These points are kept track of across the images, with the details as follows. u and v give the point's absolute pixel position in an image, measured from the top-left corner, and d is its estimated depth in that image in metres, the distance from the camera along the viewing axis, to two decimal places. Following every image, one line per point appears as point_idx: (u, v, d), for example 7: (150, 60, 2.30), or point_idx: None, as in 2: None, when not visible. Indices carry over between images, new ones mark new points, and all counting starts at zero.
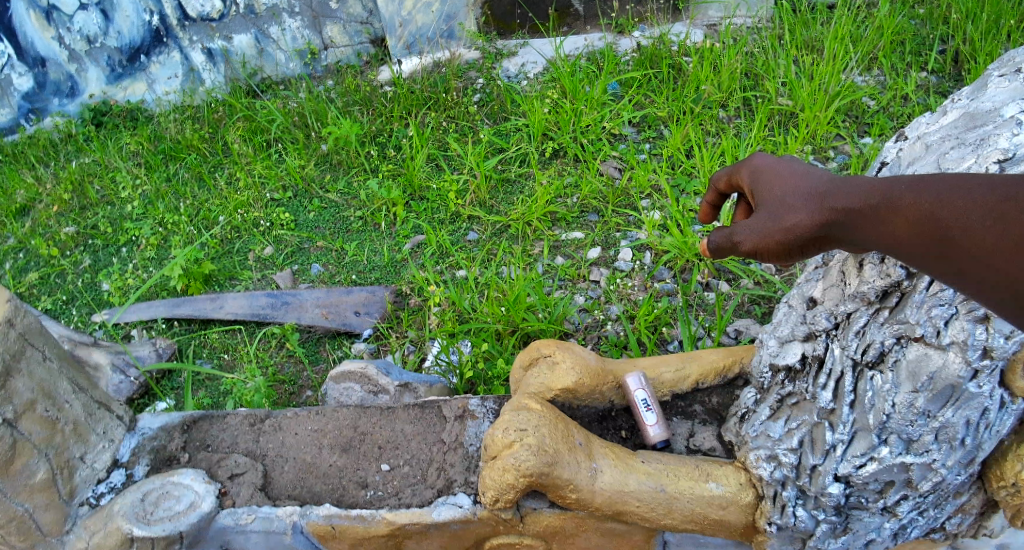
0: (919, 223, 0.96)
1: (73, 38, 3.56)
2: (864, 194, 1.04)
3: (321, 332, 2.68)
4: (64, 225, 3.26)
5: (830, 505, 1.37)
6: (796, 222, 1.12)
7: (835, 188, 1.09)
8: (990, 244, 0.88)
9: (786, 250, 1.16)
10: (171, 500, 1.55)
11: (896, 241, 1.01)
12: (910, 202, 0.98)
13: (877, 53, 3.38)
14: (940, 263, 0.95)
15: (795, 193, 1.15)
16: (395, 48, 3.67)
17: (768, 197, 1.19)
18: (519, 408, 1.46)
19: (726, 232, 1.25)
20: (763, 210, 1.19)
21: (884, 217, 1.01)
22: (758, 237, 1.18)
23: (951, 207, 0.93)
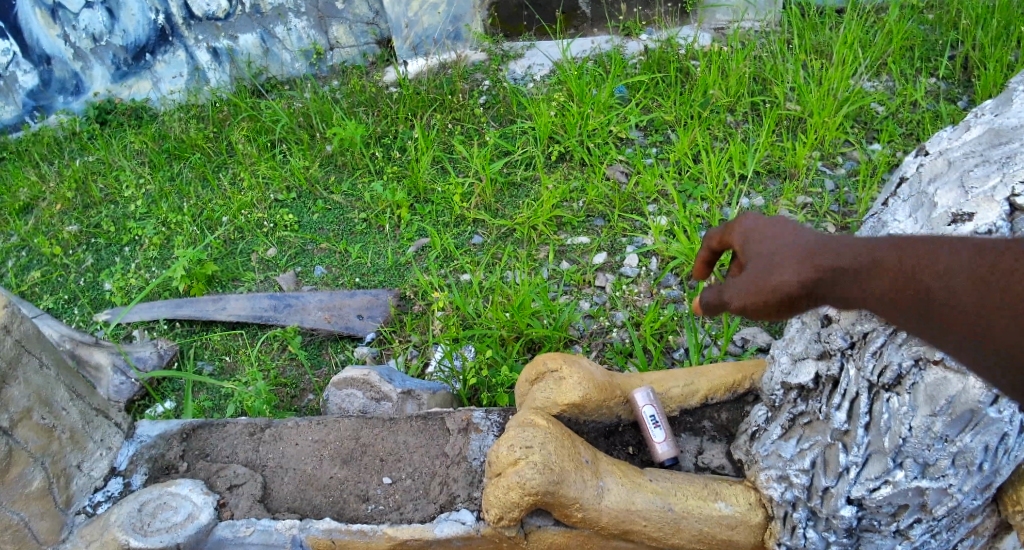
0: (901, 282, 1.00)
1: (78, 36, 3.54)
2: (849, 255, 1.08)
3: (323, 336, 2.65)
4: (67, 223, 3.23)
5: (842, 527, 1.33)
6: (782, 281, 1.16)
7: (816, 250, 1.13)
8: (965, 304, 0.92)
9: (775, 309, 1.20)
10: (169, 511, 1.52)
11: (881, 299, 1.04)
12: (892, 264, 1.02)
13: (887, 59, 3.34)
14: (921, 321, 0.99)
15: (781, 251, 1.18)
16: (401, 49, 3.65)
17: (756, 256, 1.23)
18: (524, 424, 1.43)
19: (717, 293, 1.30)
20: (750, 269, 1.23)
21: (867, 278, 1.05)
22: (745, 296, 1.22)
23: (932, 268, 0.96)
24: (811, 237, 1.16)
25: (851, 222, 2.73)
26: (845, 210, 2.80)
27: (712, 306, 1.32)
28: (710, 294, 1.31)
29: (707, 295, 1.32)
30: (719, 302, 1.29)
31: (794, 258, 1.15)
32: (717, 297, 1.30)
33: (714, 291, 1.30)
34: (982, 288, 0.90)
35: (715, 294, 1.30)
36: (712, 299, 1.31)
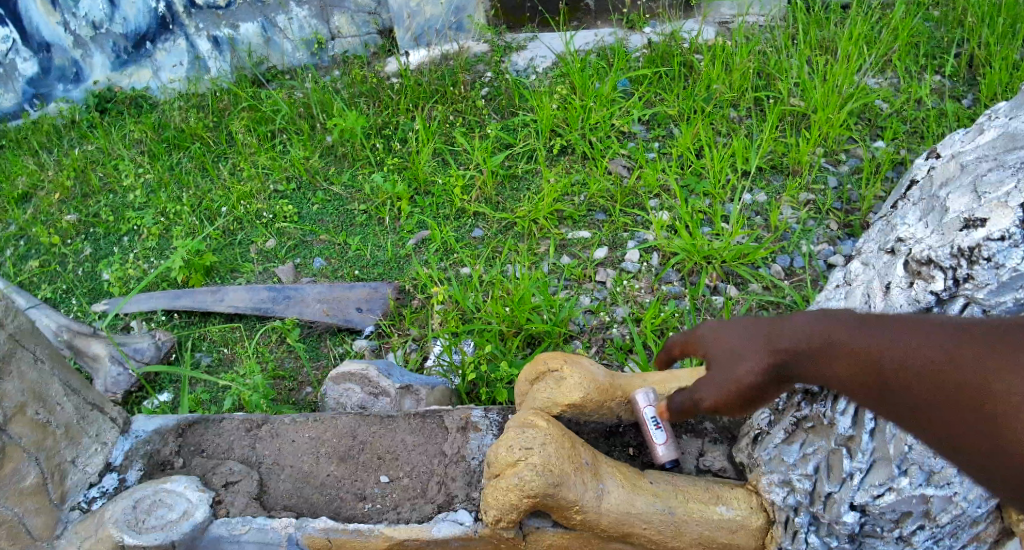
0: (857, 366, 1.13)
1: (79, 24, 3.50)
2: (806, 341, 1.19)
3: (322, 328, 2.63)
4: (66, 212, 3.20)
5: (844, 533, 1.34)
6: (748, 380, 1.25)
7: (774, 342, 1.22)
8: (921, 387, 1.05)
9: (743, 404, 1.30)
10: (164, 508, 1.50)
11: (841, 379, 1.16)
12: (846, 349, 1.14)
13: (891, 56, 3.30)
14: (877, 396, 1.13)
15: (738, 349, 1.27)
16: (403, 39, 3.60)
17: (715, 359, 1.31)
18: (524, 424, 1.41)
19: (683, 400, 1.39)
20: (711, 373, 1.32)
21: (826, 364, 1.17)
22: (716, 398, 1.31)
23: (895, 353, 1.08)
24: (761, 330, 1.25)
25: (854, 220, 2.71)
26: (848, 208, 2.78)
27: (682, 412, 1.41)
28: (679, 401, 1.40)
29: (676, 403, 1.41)
30: (686, 405, 1.39)
31: (752, 354, 1.25)
32: (684, 404, 1.39)
33: (679, 399, 1.40)
34: (933, 374, 1.03)
35: (680, 401, 1.40)
36: (680, 405, 1.40)
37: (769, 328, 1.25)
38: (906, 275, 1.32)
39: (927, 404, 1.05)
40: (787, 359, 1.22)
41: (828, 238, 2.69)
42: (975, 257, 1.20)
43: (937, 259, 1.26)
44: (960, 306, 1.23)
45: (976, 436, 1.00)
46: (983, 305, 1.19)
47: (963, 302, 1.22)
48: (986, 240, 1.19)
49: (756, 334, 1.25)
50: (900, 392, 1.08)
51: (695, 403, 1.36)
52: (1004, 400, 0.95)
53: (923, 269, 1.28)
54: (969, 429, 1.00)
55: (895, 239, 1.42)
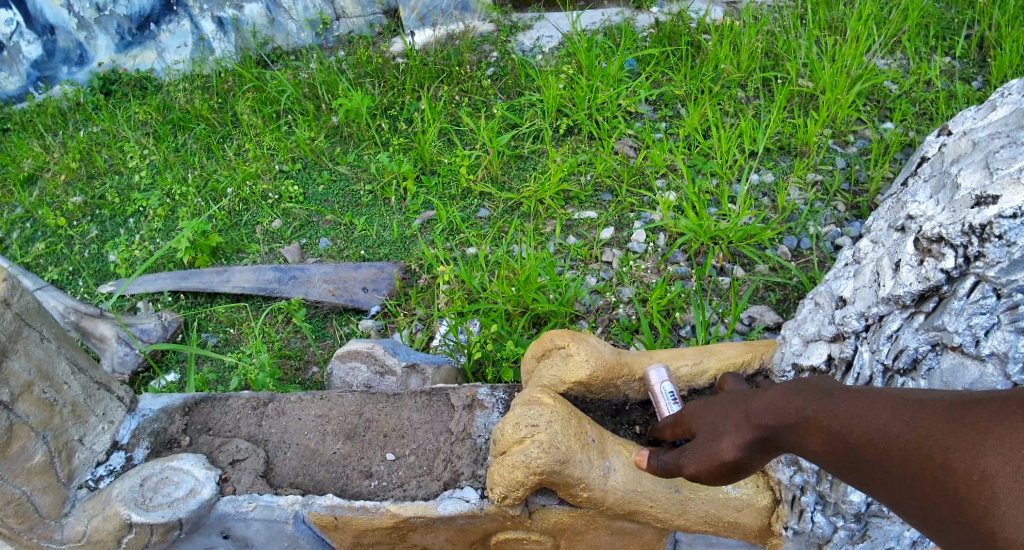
0: (835, 438, 1.09)
1: (82, 6, 3.46)
2: (783, 413, 1.16)
3: (328, 308, 2.63)
4: (72, 194, 3.20)
5: (851, 512, 1.33)
6: (731, 453, 1.20)
7: (753, 409, 1.20)
8: (898, 459, 1.00)
9: (725, 477, 1.24)
10: (171, 486, 1.51)
11: (820, 452, 1.12)
12: (821, 424, 1.11)
13: (902, 37, 3.26)
14: (857, 474, 1.07)
15: (723, 420, 1.24)
16: (408, 20, 3.57)
17: (699, 429, 1.28)
18: (530, 402, 1.40)
19: (665, 458, 1.32)
20: (695, 438, 1.27)
21: (808, 437, 1.13)
22: (699, 463, 1.24)
23: (865, 427, 1.05)
24: (744, 402, 1.24)
25: (862, 202, 2.68)
26: (856, 189, 2.76)
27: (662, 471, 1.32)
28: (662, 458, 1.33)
29: (658, 463, 1.33)
30: (669, 465, 1.31)
31: (735, 424, 1.21)
32: (665, 463, 1.32)
33: (663, 458, 1.33)
34: (909, 445, 0.98)
35: (663, 462, 1.33)
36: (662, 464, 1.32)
37: (752, 398, 1.23)
38: (916, 252, 1.31)
39: (903, 482, 0.99)
40: (767, 432, 1.18)
41: (836, 220, 2.66)
42: (986, 234, 1.18)
43: (948, 236, 1.24)
44: (970, 284, 1.20)
45: (948, 516, 0.92)
46: (994, 283, 1.17)
47: (974, 280, 1.20)
48: (997, 218, 1.17)
49: (737, 406, 1.24)
50: (879, 466, 1.02)
51: (678, 466, 1.29)
52: (976, 477, 0.89)
53: (934, 247, 1.27)
54: (942, 508, 0.93)
55: (905, 217, 1.41)
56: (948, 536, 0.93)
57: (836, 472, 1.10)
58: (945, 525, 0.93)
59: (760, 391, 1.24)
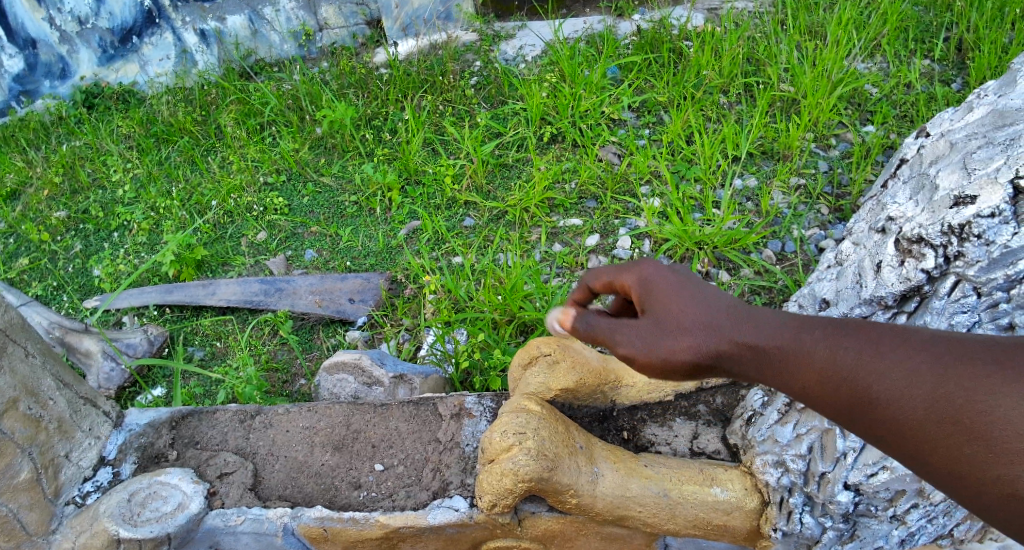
0: (833, 377, 1.00)
1: (64, 19, 3.46)
2: (775, 338, 1.07)
3: (315, 320, 2.63)
4: (55, 209, 3.18)
5: (839, 512, 1.34)
6: (691, 353, 1.13)
7: (739, 327, 1.11)
8: (903, 406, 0.92)
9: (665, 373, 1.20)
10: (159, 500, 1.50)
11: (801, 386, 1.04)
12: (820, 361, 1.01)
13: (881, 40, 3.30)
14: (856, 420, 0.98)
15: (690, 316, 1.14)
16: (391, 30, 3.58)
17: (654, 317, 1.17)
18: (517, 409, 1.41)
19: (598, 327, 1.25)
20: (649, 320, 1.17)
21: (790, 370, 1.05)
22: (648, 350, 1.16)
23: (874, 367, 0.96)
24: (720, 312, 1.13)
25: (845, 205, 2.71)
26: (839, 192, 2.79)
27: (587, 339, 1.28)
28: (592, 327, 1.26)
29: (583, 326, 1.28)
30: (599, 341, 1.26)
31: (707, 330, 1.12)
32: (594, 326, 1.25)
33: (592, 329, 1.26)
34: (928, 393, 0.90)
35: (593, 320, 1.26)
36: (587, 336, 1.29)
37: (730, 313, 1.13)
38: (897, 253, 1.32)
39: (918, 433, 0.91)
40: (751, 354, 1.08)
41: (819, 223, 2.69)
42: (966, 234, 1.21)
43: (928, 237, 1.26)
44: (951, 283, 1.22)
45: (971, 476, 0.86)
46: (974, 282, 1.19)
47: (954, 279, 1.22)
48: (976, 218, 1.20)
49: (715, 314, 1.13)
50: (876, 414, 0.95)
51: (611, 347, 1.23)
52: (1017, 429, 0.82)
53: (914, 248, 1.29)
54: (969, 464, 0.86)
55: (886, 218, 1.42)
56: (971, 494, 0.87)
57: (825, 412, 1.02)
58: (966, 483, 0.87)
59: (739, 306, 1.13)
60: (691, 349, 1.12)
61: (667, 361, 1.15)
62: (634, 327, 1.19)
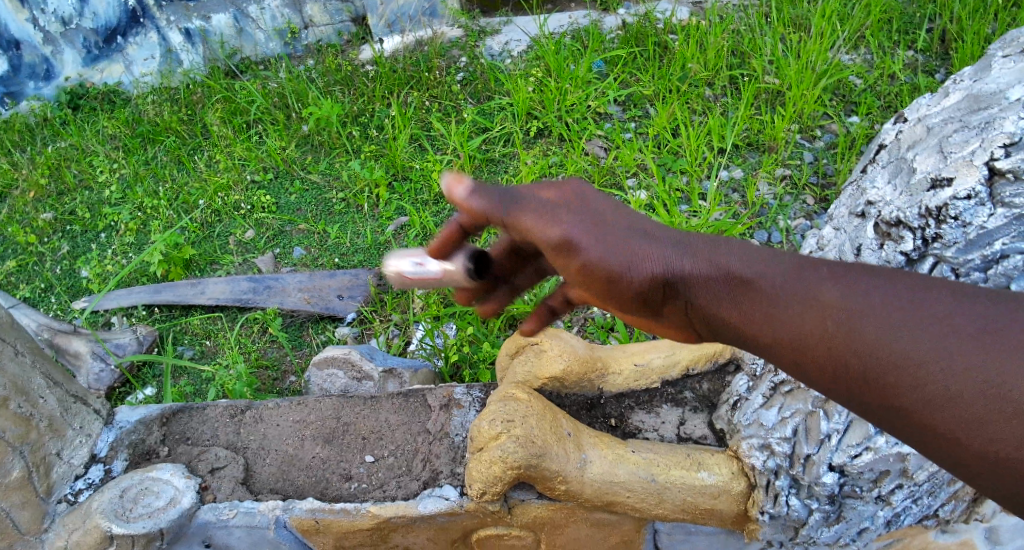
0: (823, 315, 0.90)
1: (47, 20, 3.44)
2: (760, 267, 0.98)
3: (304, 317, 2.63)
4: (42, 211, 3.17)
5: (824, 494, 1.37)
6: (659, 272, 1.01)
7: (720, 253, 1.01)
8: (898, 361, 0.84)
9: (602, 293, 1.07)
10: (151, 496, 1.51)
11: (774, 322, 0.95)
12: (810, 297, 0.92)
13: (865, 32, 3.33)
14: (840, 365, 0.89)
15: (663, 238, 1.04)
16: (377, 27, 3.58)
17: (608, 216, 1.04)
18: (505, 398, 1.43)
19: (521, 204, 1.06)
20: (607, 221, 1.04)
21: (765, 306, 0.95)
22: (606, 254, 1.02)
23: (872, 314, 0.87)
24: (696, 240, 1.03)
25: (830, 195, 2.74)
26: (824, 182, 2.82)
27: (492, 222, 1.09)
28: (511, 205, 1.06)
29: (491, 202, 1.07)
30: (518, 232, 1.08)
31: (682, 251, 1.02)
32: (519, 199, 1.06)
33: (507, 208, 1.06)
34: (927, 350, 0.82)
35: (520, 197, 1.06)
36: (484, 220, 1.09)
37: (708, 241, 1.03)
38: (877, 236, 1.38)
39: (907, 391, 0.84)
40: (727, 280, 0.99)
41: (805, 213, 2.72)
42: (942, 216, 1.26)
43: (907, 220, 1.32)
44: (930, 265, 1.29)
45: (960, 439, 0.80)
46: (952, 263, 1.26)
47: (933, 261, 1.29)
48: (952, 200, 1.25)
49: (693, 239, 1.03)
50: (853, 366, 0.87)
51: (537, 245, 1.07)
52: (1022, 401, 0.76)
53: (892, 231, 1.35)
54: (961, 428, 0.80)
55: (865, 203, 1.44)
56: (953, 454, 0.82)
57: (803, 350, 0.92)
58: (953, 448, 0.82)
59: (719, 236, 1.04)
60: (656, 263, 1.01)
61: (620, 271, 1.02)
62: (585, 219, 1.03)
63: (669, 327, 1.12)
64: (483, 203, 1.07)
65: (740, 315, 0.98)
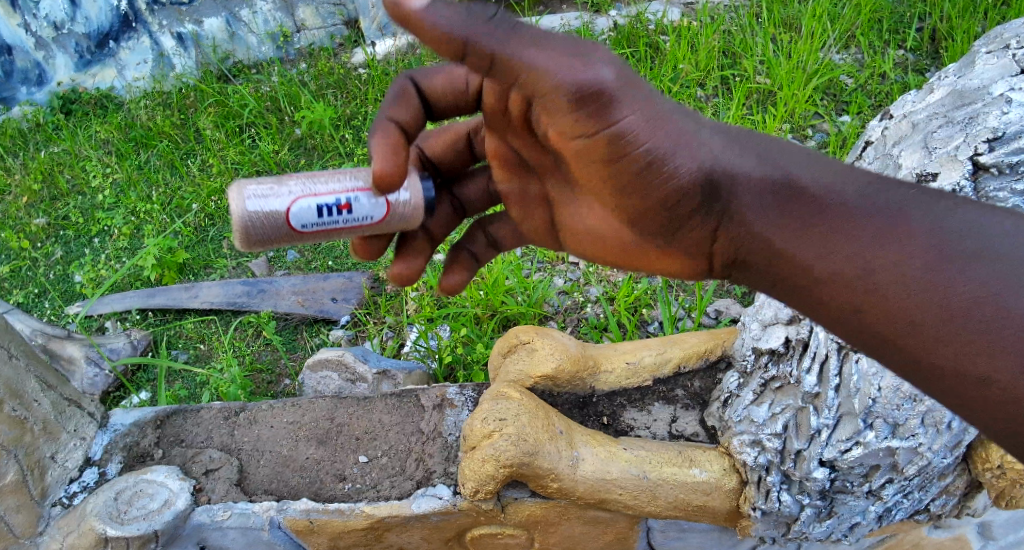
0: (881, 239, 0.90)
1: (40, 25, 3.44)
2: (823, 181, 0.98)
3: (298, 319, 2.64)
4: (35, 216, 3.16)
5: (815, 489, 1.38)
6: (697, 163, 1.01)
7: (782, 165, 1.01)
8: (951, 302, 0.84)
9: (624, 180, 1.04)
10: (145, 498, 1.51)
11: (831, 240, 0.94)
12: (873, 218, 0.92)
13: (855, 31, 3.35)
14: (873, 291, 0.90)
15: (719, 142, 1.03)
16: (369, 30, 3.60)
17: (658, 101, 1.02)
18: (498, 396, 1.44)
19: (517, 33, 0.96)
20: (656, 100, 1.02)
21: (832, 221, 0.94)
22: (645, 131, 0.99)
23: (929, 251, 0.87)
24: (766, 149, 1.04)
25: None
26: None
27: (461, 51, 0.94)
28: (502, 32, 0.95)
29: (470, 20, 0.93)
30: (508, 72, 0.98)
31: (736, 155, 1.02)
32: (518, 27, 0.96)
33: (492, 27, 0.95)
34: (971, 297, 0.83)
35: (519, 25, 0.96)
36: (452, 47, 0.94)
37: (780, 151, 1.04)
38: None
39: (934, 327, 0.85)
40: (778, 189, 1.00)
41: None
42: None
43: None
44: None
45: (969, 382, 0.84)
46: None
47: None
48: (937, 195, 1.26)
49: (752, 150, 1.04)
50: (888, 295, 0.89)
51: (537, 95, 1.00)
52: None
53: None
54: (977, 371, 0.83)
55: None
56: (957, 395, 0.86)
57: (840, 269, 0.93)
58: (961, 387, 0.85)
59: (789, 146, 1.04)
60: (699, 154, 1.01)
61: (658, 151, 1.01)
62: (632, 83, 0.99)
63: (682, 250, 1.10)
64: (454, 17, 0.92)
65: (788, 225, 0.98)
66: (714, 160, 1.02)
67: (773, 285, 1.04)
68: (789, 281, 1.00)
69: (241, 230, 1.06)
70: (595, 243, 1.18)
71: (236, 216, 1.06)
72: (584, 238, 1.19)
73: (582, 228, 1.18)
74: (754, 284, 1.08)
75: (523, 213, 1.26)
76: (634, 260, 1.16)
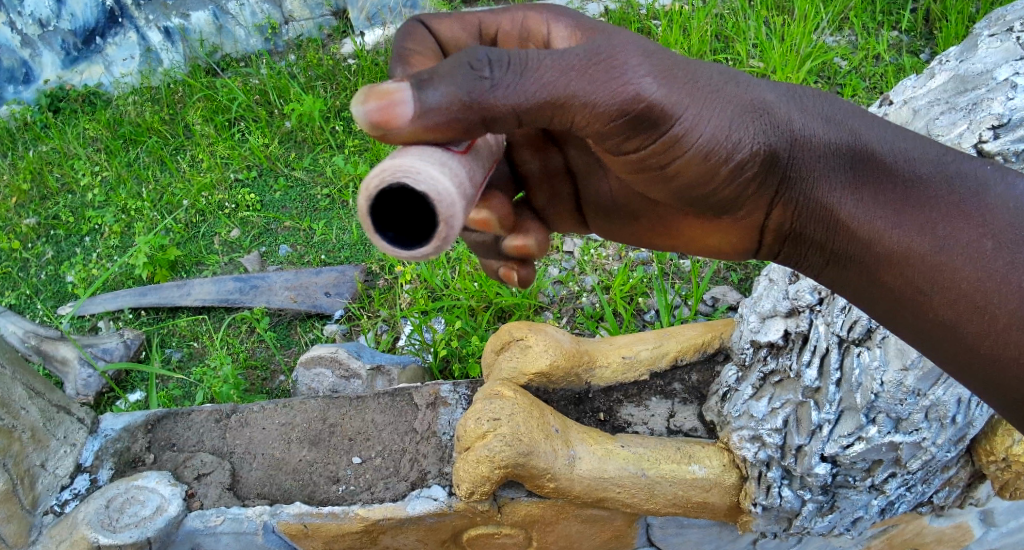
0: (935, 218, 0.92)
1: (25, 23, 3.37)
2: (890, 151, 0.97)
3: (291, 316, 2.62)
4: (25, 216, 3.12)
5: (817, 484, 1.35)
6: (764, 142, 0.96)
7: (846, 134, 0.99)
8: (1011, 286, 0.87)
9: (685, 179, 0.98)
10: (137, 505, 1.48)
11: (902, 214, 0.95)
12: (933, 197, 0.93)
13: (849, 13, 3.30)
14: (919, 263, 0.93)
15: (787, 113, 0.99)
16: (357, 20, 3.54)
17: (722, 84, 0.96)
18: (491, 396, 1.41)
19: (529, 74, 0.81)
20: (705, 81, 0.95)
21: (897, 190, 0.96)
22: (714, 120, 0.93)
23: (978, 232, 0.90)
24: (838, 111, 1.01)
25: None
26: None
27: (477, 116, 0.79)
28: (510, 83, 0.80)
29: (466, 84, 0.77)
30: (538, 118, 0.84)
31: (802, 128, 0.98)
32: (527, 64, 0.81)
33: (496, 81, 0.79)
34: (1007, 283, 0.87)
35: (526, 60, 0.81)
36: (466, 117, 0.79)
37: (851, 114, 1.01)
38: None
39: (963, 304, 0.90)
40: (840, 160, 0.99)
41: None
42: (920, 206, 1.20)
43: None
44: None
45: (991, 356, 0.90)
46: None
47: None
48: None
49: (817, 117, 1.00)
50: (931, 270, 0.92)
51: (572, 127, 0.89)
52: None
53: None
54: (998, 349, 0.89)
55: None
56: (970, 362, 0.93)
57: (891, 241, 0.95)
58: (983, 359, 0.91)
59: (859, 107, 1.02)
60: (767, 134, 0.96)
61: (723, 139, 0.94)
62: (683, 81, 0.91)
63: (737, 226, 1.09)
64: (453, 90, 0.77)
65: (850, 193, 0.98)
66: (785, 131, 0.97)
67: (828, 257, 1.05)
68: (849, 253, 1.01)
69: (454, 211, 0.75)
70: (635, 216, 1.24)
71: (445, 200, 0.74)
72: (615, 210, 1.26)
73: (619, 199, 1.24)
74: (805, 255, 1.09)
75: (552, 195, 1.29)
76: (682, 231, 1.18)
